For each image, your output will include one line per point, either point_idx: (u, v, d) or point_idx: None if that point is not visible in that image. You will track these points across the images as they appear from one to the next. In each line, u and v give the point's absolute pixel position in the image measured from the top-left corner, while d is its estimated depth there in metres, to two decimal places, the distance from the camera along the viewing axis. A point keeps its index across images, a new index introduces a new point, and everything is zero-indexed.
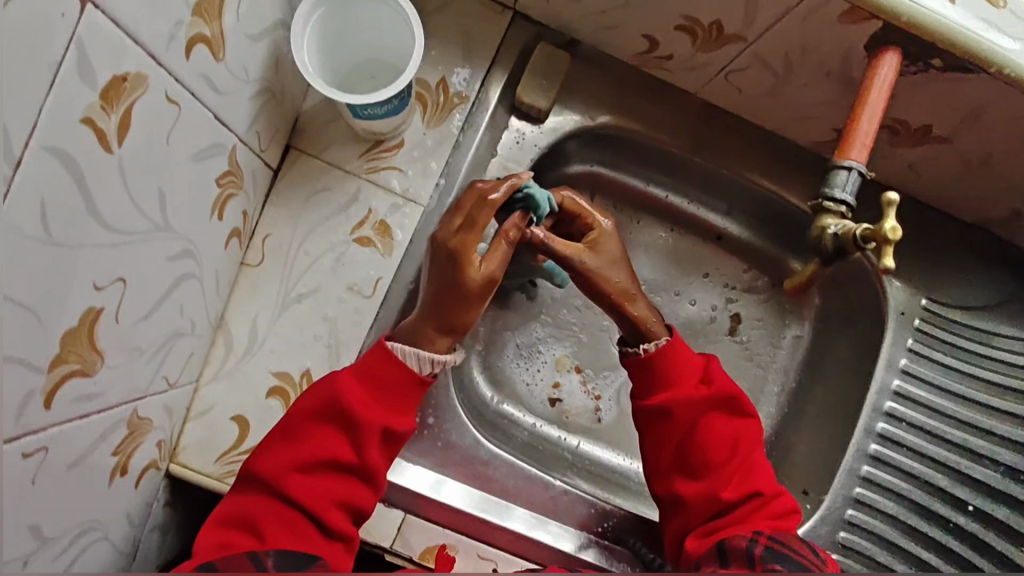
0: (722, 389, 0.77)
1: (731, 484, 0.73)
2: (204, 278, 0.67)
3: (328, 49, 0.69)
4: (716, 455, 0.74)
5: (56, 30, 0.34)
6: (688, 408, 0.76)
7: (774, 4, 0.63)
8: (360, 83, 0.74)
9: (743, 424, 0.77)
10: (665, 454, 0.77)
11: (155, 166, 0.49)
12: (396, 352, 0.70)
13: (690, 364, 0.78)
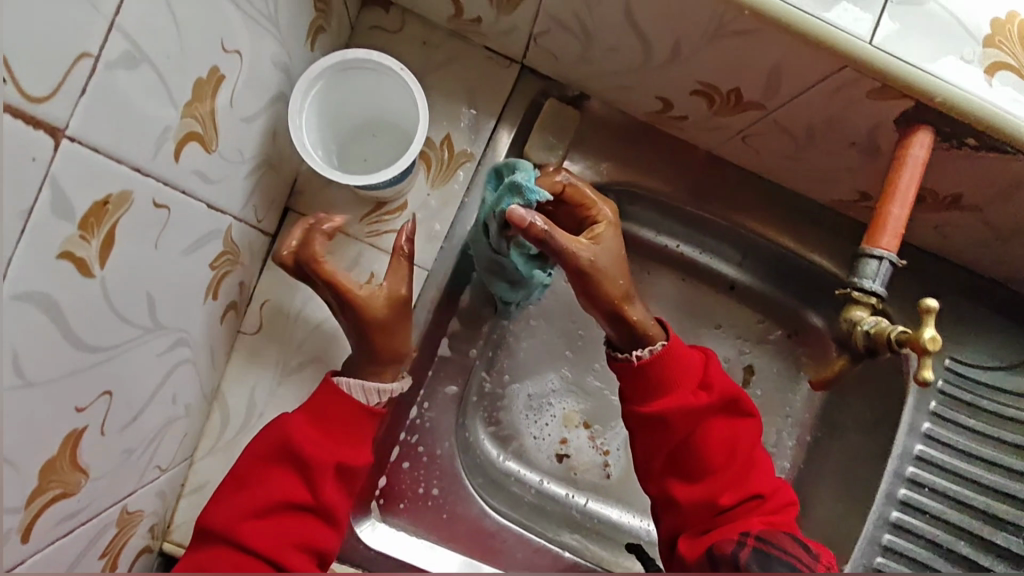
0: (721, 391, 0.67)
1: (727, 488, 0.65)
2: (198, 359, 0.64)
3: (328, 118, 0.66)
4: (712, 460, 0.65)
5: (27, 178, 0.31)
6: (683, 413, 0.66)
7: (799, 78, 0.59)
8: (362, 145, 0.70)
9: (742, 425, 0.68)
10: (656, 457, 0.69)
11: (142, 271, 0.46)
12: (341, 386, 0.67)
13: (687, 359, 0.68)
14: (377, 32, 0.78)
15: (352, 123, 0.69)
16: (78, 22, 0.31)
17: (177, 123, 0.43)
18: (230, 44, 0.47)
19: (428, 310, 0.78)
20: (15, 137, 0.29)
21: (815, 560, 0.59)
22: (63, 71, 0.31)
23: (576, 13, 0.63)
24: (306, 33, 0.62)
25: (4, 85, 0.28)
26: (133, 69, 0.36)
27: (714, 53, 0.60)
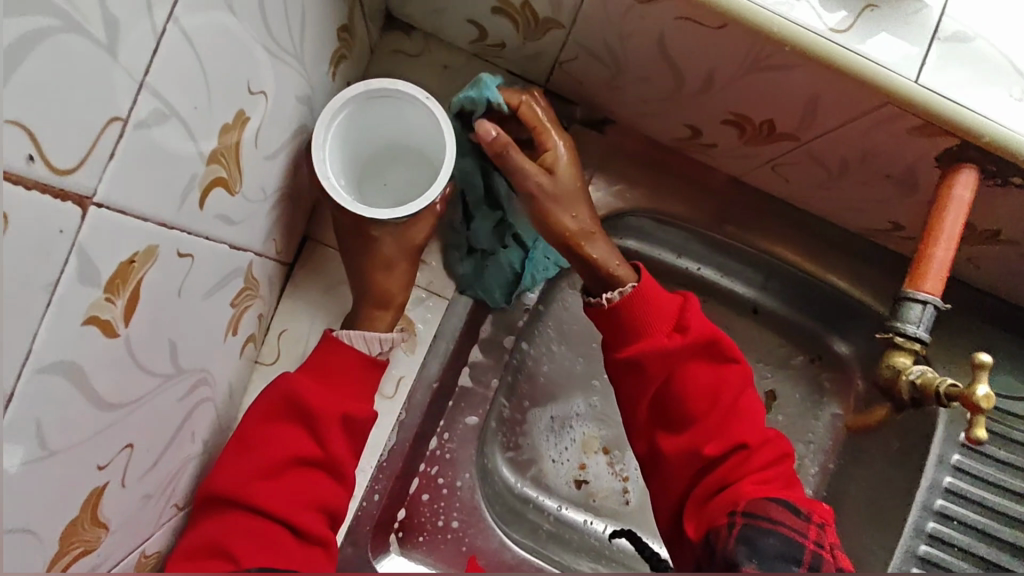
0: (699, 335, 0.65)
1: (712, 437, 0.63)
2: (217, 395, 0.62)
3: (351, 145, 0.65)
4: (695, 408, 0.64)
5: (54, 250, 0.30)
6: (659, 359, 0.65)
7: (832, 115, 0.57)
8: (383, 168, 0.69)
9: (727, 373, 0.65)
10: (642, 408, 0.67)
11: (165, 320, 0.44)
12: (342, 338, 0.65)
13: (662, 302, 0.66)
14: (399, 56, 0.76)
15: (374, 147, 0.67)
16: (109, 86, 0.29)
17: (203, 171, 0.42)
18: (257, 85, 0.46)
19: (450, 341, 0.76)
20: (41, 212, 0.28)
21: (805, 521, 0.58)
22: (92, 139, 0.29)
23: (606, 42, 0.61)
24: (330, 62, 0.61)
25: (33, 163, 0.26)
26: (161, 126, 0.34)
27: (750, 85, 0.58)
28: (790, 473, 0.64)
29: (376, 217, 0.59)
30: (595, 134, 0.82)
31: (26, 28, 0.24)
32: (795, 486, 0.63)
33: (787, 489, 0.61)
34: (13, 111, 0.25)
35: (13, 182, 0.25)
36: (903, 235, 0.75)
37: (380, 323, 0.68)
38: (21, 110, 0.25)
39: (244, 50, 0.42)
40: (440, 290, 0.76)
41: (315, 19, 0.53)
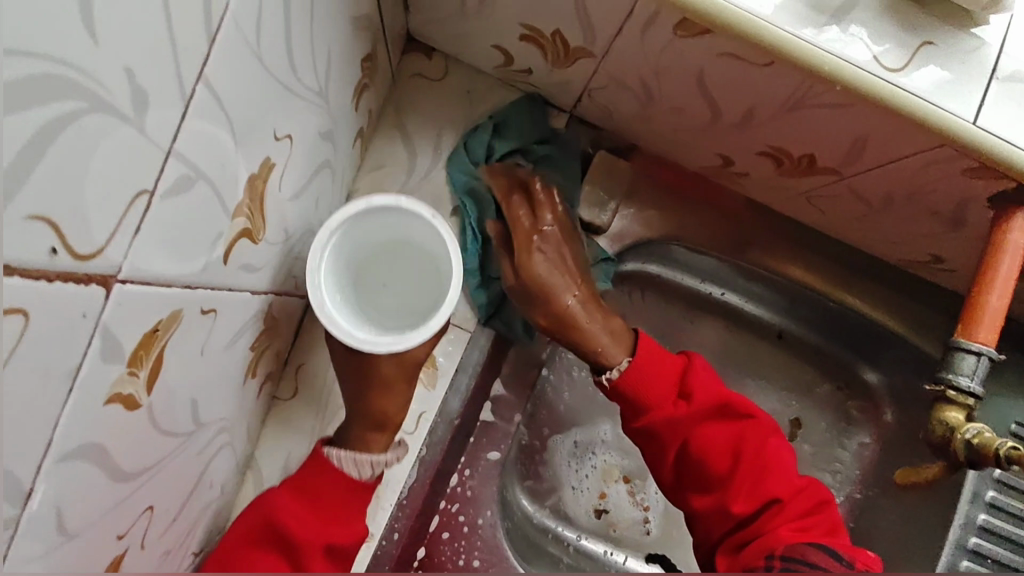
0: (705, 396, 0.62)
1: (738, 497, 0.59)
2: (234, 438, 0.59)
3: (347, 249, 0.60)
4: (716, 470, 0.60)
5: (78, 334, 0.27)
6: (670, 424, 0.62)
7: (880, 154, 0.55)
8: (382, 267, 0.64)
9: (744, 428, 0.61)
10: (664, 471, 0.64)
11: (185, 378, 0.42)
12: (333, 459, 0.60)
13: (662, 364, 0.64)
14: (419, 80, 0.74)
15: (372, 247, 0.62)
16: (137, 160, 0.27)
17: (227, 226, 0.39)
18: (281, 130, 0.43)
19: (471, 375, 0.74)
20: (65, 302, 0.25)
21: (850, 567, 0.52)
22: (117, 218, 0.27)
23: (640, 74, 0.59)
24: (353, 94, 0.59)
25: (55, 255, 0.24)
26: (187, 190, 0.32)
27: (792, 121, 0.56)
28: (834, 522, 0.58)
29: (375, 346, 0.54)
30: (623, 161, 0.79)
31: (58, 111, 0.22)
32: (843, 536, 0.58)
33: (832, 539, 0.56)
34: (37, 208, 0.22)
35: (34, 278, 0.23)
36: (939, 266, 0.72)
37: (375, 445, 0.63)
38: (47, 202, 0.22)
39: (273, 97, 0.40)
40: (461, 322, 0.73)
41: (340, 54, 0.50)
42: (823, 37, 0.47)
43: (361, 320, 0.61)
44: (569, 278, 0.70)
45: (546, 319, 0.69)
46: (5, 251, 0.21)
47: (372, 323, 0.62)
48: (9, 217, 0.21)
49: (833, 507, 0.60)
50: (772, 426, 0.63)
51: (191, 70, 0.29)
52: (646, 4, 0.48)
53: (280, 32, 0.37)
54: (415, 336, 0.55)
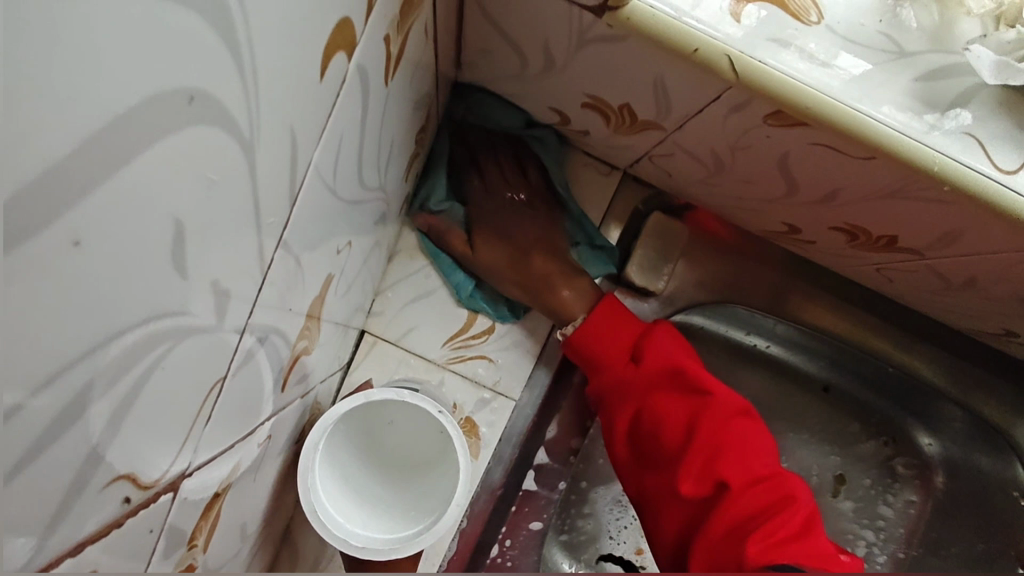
0: (655, 368, 0.61)
1: (690, 477, 0.57)
2: (269, 528, 0.56)
3: (340, 425, 0.56)
4: (668, 447, 0.59)
5: (141, 550, 0.24)
6: (620, 392, 0.62)
7: (974, 245, 0.51)
8: (384, 411, 0.59)
9: (702, 405, 0.58)
10: (619, 447, 0.63)
11: (230, 512, 0.37)
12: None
13: (616, 329, 0.64)
14: (471, 134, 0.72)
15: (366, 417, 0.58)
16: (216, 359, 0.24)
17: (289, 356, 0.36)
18: (342, 243, 0.39)
19: (513, 444, 0.71)
20: (130, 534, 0.22)
21: None
22: (190, 424, 0.24)
23: (712, 149, 0.55)
24: (406, 165, 0.55)
25: (128, 501, 0.21)
26: (256, 354, 0.29)
27: (879, 207, 0.52)
28: (803, 519, 0.54)
29: (371, 554, 0.53)
30: (678, 221, 0.75)
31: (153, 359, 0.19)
32: (812, 535, 0.54)
33: (794, 545, 0.52)
34: (114, 470, 0.19)
35: (103, 534, 0.20)
36: (1011, 339, 0.69)
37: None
38: (123, 461, 0.19)
39: (341, 216, 0.36)
40: (506, 390, 0.70)
41: (399, 141, 0.46)
42: (933, 134, 0.43)
43: (359, 496, 0.58)
44: (530, 235, 0.72)
45: (514, 280, 0.69)
46: (74, 531, 0.18)
47: (370, 488, 0.59)
48: (84, 499, 0.18)
49: (805, 503, 0.56)
50: (738, 407, 0.59)
51: (272, 241, 0.25)
52: (736, 93, 0.44)
53: (355, 156, 0.33)
54: (417, 542, 0.54)
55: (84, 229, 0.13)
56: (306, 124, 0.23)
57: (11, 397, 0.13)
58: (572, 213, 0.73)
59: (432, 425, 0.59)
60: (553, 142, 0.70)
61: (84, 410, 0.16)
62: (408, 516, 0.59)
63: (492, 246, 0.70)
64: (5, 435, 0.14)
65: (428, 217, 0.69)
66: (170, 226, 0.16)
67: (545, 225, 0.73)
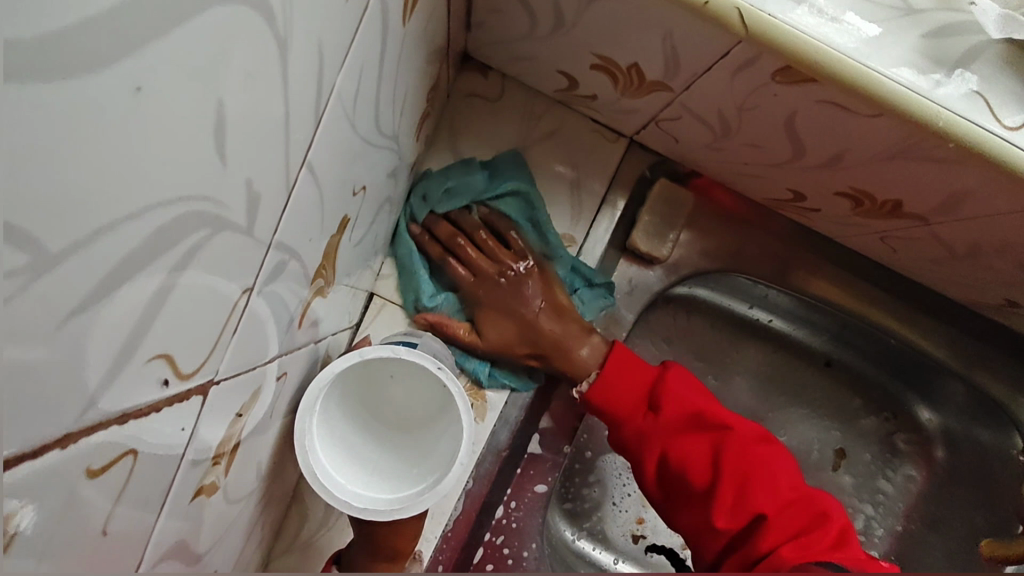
0: (670, 411, 0.62)
1: (723, 511, 0.58)
2: (282, 478, 0.57)
3: (336, 382, 0.56)
4: (696, 485, 0.60)
5: (173, 448, 0.25)
6: (644, 439, 0.63)
7: (980, 207, 0.51)
8: (381, 368, 0.60)
9: (720, 439, 0.60)
10: (652, 491, 0.64)
11: (251, 443, 0.39)
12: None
13: (629, 377, 0.66)
14: (475, 100, 0.72)
15: (365, 372, 0.59)
16: (243, 266, 0.24)
17: (307, 293, 0.37)
18: (359, 184, 0.40)
19: (519, 408, 0.73)
20: (165, 424, 0.23)
21: None
22: (219, 330, 0.24)
23: (719, 111, 0.55)
24: (417, 123, 0.56)
25: (166, 386, 0.22)
26: (277, 280, 0.30)
27: (885, 169, 0.52)
28: (840, 530, 0.55)
29: (376, 514, 0.53)
30: (682, 189, 0.76)
31: (193, 243, 0.20)
32: (855, 546, 0.54)
33: (838, 553, 0.52)
34: (157, 347, 0.20)
35: (144, 414, 0.21)
36: (1016, 310, 0.69)
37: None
38: (163, 340, 0.20)
39: (358, 155, 0.37)
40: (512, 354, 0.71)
41: (411, 92, 0.48)
42: (939, 90, 0.43)
43: (360, 460, 0.58)
44: (531, 301, 0.71)
45: (528, 349, 0.70)
46: (120, 401, 0.19)
47: (372, 453, 0.59)
48: (129, 370, 0.19)
49: (840, 517, 0.56)
50: (757, 434, 0.61)
51: (298, 157, 0.26)
52: (746, 49, 0.45)
53: (373, 92, 0.35)
54: (421, 500, 0.54)
55: (144, 77, 0.14)
56: (331, 40, 0.24)
57: (84, 230, 0.14)
58: (562, 261, 0.73)
59: (432, 382, 0.60)
60: (523, 194, 0.71)
61: (136, 272, 0.17)
62: (413, 472, 0.58)
63: (495, 319, 0.70)
64: (77, 272, 0.15)
65: (428, 318, 0.68)
66: (214, 107, 0.18)
67: (540, 282, 0.72)
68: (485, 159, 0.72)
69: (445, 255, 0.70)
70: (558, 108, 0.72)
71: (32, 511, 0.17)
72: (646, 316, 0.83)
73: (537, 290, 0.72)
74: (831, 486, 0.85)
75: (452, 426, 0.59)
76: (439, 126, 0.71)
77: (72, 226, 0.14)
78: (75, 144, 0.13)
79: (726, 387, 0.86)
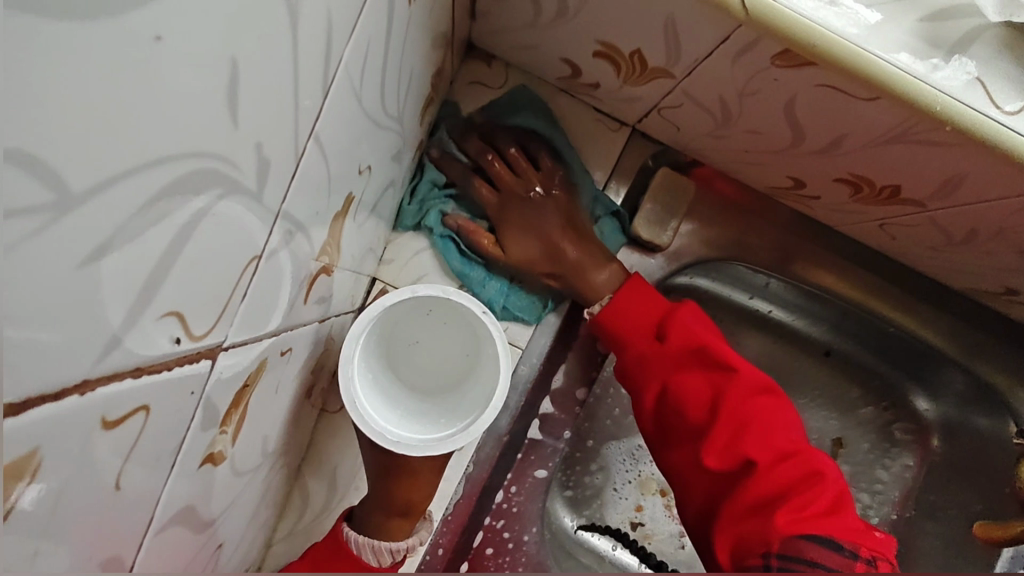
0: (679, 345, 0.62)
1: (714, 449, 0.57)
2: (286, 458, 0.57)
3: (380, 319, 0.56)
4: (693, 420, 0.59)
5: (184, 412, 0.25)
6: (647, 367, 0.63)
7: (977, 189, 0.51)
8: (418, 323, 0.60)
9: (723, 380, 0.59)
10: (647, 423, 0.64)
11: (256, 418, 0.39)
12: (351, 545, 0.56)
13: (642, 310, 0.66)
14: (477, 88, 0.72)
15: (401, 324, 0.59)
16: (252, 231, 0.25)
17: (312, 267, 0.38)
18: (363, 163, 0.41)
19: (521, 393, 0.73)
20: (178, 382, 0.23)
21: (848, 554, 0.48)
22: (229, 293, 0.25)
23: (720, 96, 0.56)
24: (420, 110, 0.57)
25: (178, 344, 0.22)
26: (285, 249, 0.30)
27: (884, 152, 0.53)
28: (832, 494, 0.53)
29: (406, 448, 0.53)
30: (683, 177, 0.76)
31: (205, 202, 0.20)
32: (844, 513, 0.52)
33: (826, 516, 0.51)
34: (168, 304, 0.20)
35: (159, 370, 0.21)
36: (1013, 298, 0.69)
37: (399, 532, 0.59)
38: (176, 296, 0.20)
39: (364, 133, 0.38)
40: (514, 339, 0.71)
41: (416, 74, 0.48)
42: (935, 75, 0.44)
43: (391, 407, 0.57)
44: (556, 224, 0.71)
45: (547, 269, 0.71)
46: (135, 355, 0.19)
47: (401, 406, 0.59)
48: (144, 324, 0.19)
49: (836, 482, 0.54)
50: (762, 385, 0.59)
51: (306, 128, 0.27)
52: (746, 32, 0.45)
53: (379, 70, 0.35)
54: (450, 442, 0.53)
55: (163, 26, 0.15)
56: (339, 10, 0.25)
57: (110, 171, 0.15)
58: (585, 187, 0.73)
59: (466, 341, 0.60)
60: (544, 124, 0.72)
61: (152, 223, 0.17)
62: (439, 422, 0.58)
63: (519, 238, 0.71)
64: (98, 217, 0.15)
65: (451, 225, 0.70)
66: (227, 65, 0.18)
67: (563, 205, 0.72)
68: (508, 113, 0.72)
69: (469, 173, 0.71)
70: (560, 95, 0.73)
71: (39, 488, 0.17)
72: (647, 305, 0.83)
73: (561, 213, 0.72)
74: None
75: (467, 400, 0.59)
76: (443, 114, 0.71)
77: (99, 165, 0.15)
78: (101, 85, 0.14)
79: None
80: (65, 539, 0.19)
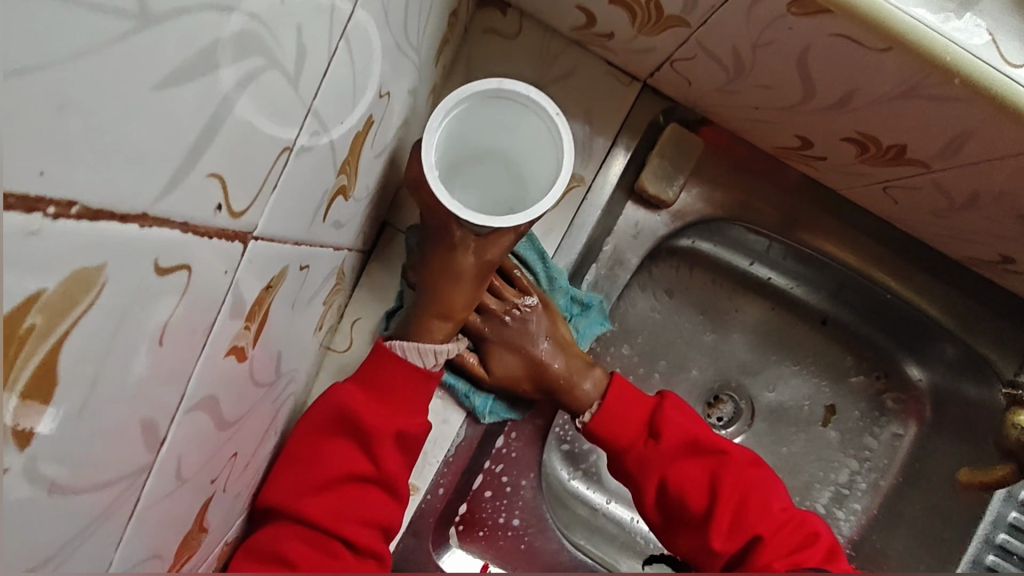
0: (673, 441, 0.67)
1: (721, 533, 0.64)
2: (297, 387, 0.59)
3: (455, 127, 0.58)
4: (695, 510, 0.66)
5: (219, 290, 0.27)
6: (646, 468, 0.68)
7: (981, 149, 0.52)
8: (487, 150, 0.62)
9: (718, 465, 0.66)
10: (651, 516, 0.69)
11: (275, 329, 0.40)
12: (396, 350, 0.60)
13: (630, 408, 0.69)
14: (491, 37, 0.72)
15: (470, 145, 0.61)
16: (285, 120, 0.26)
17: (332, 184, 0.39)
18: (384, 88, 0.42)
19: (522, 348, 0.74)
20: (218, 257, 0.25)
21: None
22: (263, 178, 0.26)
23: (733, 47, 0.57)
24: (437, 48, 0.57)
25: (218, 213, 0.23)
26: (312, 148, 0.31)
27: (891, 108, 0.54)
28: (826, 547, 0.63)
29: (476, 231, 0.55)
30: (692, 134, 0.77)
31: (244, 72, 0.22)
32: (838, 559, 0.63)
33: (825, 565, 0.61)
34: (212, 164, 0.22)
35: (201, 235, 0.23)
36: (1007, 267, 0.71)
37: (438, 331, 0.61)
38: (217, 159, 0.22)
39: (386, 57, 0.39)
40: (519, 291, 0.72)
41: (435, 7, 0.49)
42: (948, 26, 0.44)
43: None
44: (537, 340, 0.71)
45: (530, 383, 0.71)
46: (182, 207, 0.21)
47: None
48: (189, 178, 0.21)
49: (825, 534, 0.64)
50: (749, 458, 0.68)
51: (338, 25, 0.28)
52: None
53: None
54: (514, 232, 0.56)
55: None
56: None
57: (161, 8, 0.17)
58: (561, 292, 0.75)
59: (511, 194, 0.64)
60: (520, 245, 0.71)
61: (190, 79, 0.19)
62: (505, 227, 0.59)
63: (503, 356, 0.70)
64: (152, 51, 0.17)
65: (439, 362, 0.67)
66: None
67: (545, 316, 0.71)
68: (520, 67, 0.72)
69: None
70: (574, 49, 0.73)
71: (97, 309, 0.19)
72: (649, 261, 0.86)
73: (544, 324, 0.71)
74: (818, 438, 0.88)
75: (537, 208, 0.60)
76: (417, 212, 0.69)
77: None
78: None
79: (724, 341, 0.89)
80: (114, 374, 0.21)
